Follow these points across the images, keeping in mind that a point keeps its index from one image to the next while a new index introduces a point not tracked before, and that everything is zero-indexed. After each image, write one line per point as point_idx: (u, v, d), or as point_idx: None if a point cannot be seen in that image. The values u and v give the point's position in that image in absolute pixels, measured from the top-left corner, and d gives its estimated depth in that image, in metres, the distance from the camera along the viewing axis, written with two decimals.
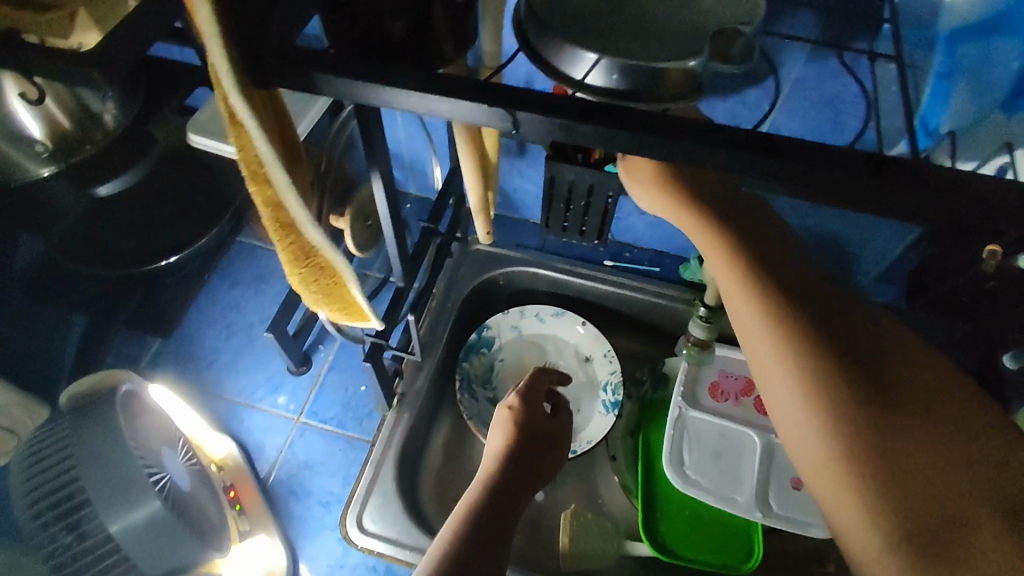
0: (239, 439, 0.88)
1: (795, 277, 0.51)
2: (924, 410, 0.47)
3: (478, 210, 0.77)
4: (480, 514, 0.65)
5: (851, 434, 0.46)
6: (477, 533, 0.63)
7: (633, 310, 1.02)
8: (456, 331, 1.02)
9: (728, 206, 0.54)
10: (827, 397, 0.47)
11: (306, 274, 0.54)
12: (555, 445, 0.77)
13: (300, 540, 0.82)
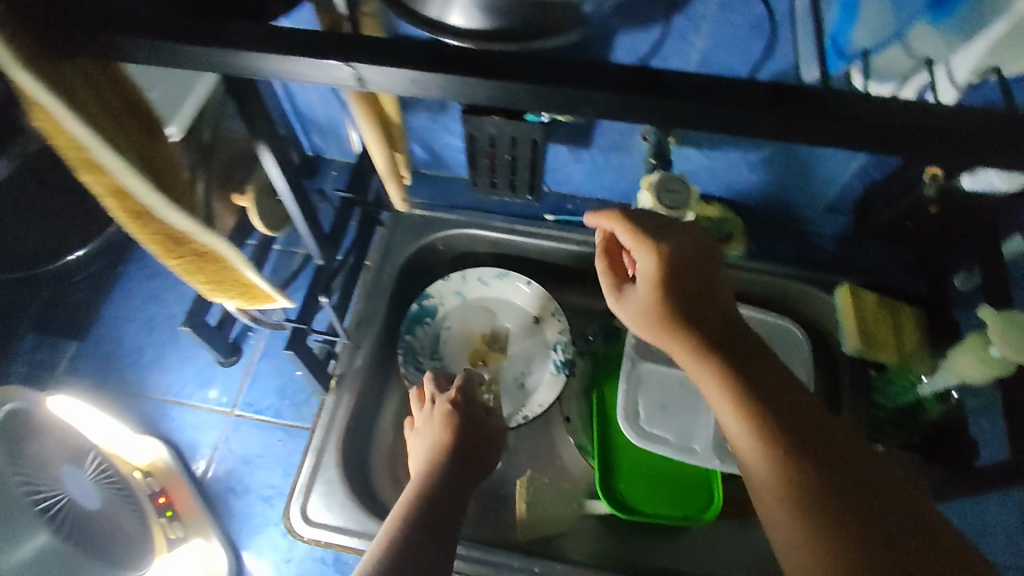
0: (169, 439, 0.84)
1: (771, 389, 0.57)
2: (869, 488, 0.52)
3: (388, 175, 0.74)
4: (423, 511, 0.66)
5: (827, 531, 0.49)
6: (420, 531, 0.64)
7: (579, 264, 0.98)
8: (396, 303, 0.96)
9: (711, 321, 0.61)
10: (803, 498, 0.51)
11: (209, 275, 0.58)
12: (491, 430, 0.77)
13: (242, 539, 0.79)
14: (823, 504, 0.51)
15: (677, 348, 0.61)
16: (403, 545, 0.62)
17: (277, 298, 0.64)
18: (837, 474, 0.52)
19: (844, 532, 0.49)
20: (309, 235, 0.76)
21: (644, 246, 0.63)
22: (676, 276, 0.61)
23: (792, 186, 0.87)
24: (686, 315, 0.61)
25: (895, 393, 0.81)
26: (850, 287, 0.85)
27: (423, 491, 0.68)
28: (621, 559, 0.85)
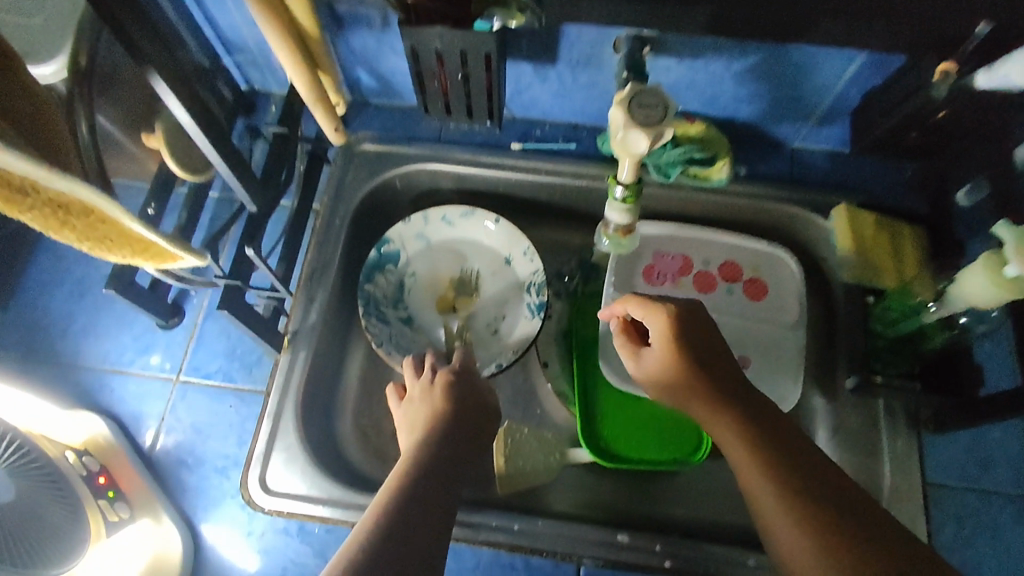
0: (112, 412, 0.77)
1: (781, 442, 0.57)
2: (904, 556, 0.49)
3: (313, 101, 0.75)
4: (415, 489, 0.57)
5: None
6: (412, 512, 0.55)
7: (552, 197, 0.89)
8: (351, 249, 0.87)
9: (720, 378, 0.61)
10: (827, 556, 0.49)
11: (82, 229, 0.48)
12: (480, 412, 0.69)
13: (197, 513, 0.74)
14: (842, 550, 0.49)
15: (691, 405, 0.62)
16: (393, 526, 0.53)
17: (177, 253, 0.56)
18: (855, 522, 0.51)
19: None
20: (236, 180, 0.66)
21: (656, 308, 0.65)
22: (687, 337, 0.62)
23: (783, 98, 0.77)
24: (701, 374, 0.61)
25: (896, 321, 0.74)
26: (847, 206, 0.79)
27: (415, 468, 0.60)
28: (608, 507, 0.81)
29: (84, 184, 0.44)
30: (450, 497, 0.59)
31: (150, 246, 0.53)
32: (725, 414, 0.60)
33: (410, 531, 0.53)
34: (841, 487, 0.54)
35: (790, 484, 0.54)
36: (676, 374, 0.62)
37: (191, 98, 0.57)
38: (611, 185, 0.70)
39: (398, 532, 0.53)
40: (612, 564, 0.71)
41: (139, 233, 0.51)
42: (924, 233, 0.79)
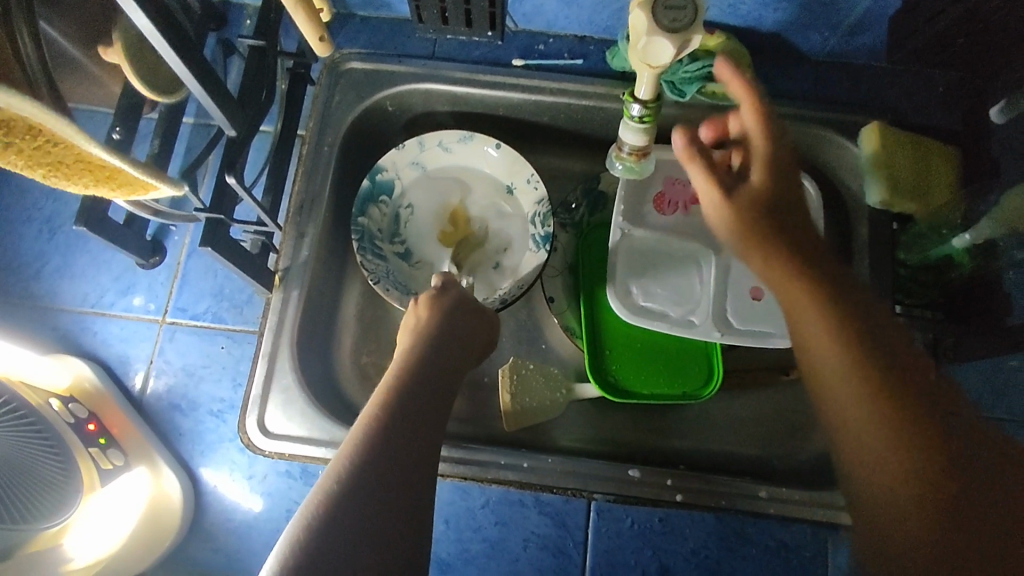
0: (97, 356, 0.73)
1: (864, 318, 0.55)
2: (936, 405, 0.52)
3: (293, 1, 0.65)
4: (390, 422, 0.55)
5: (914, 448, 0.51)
6: (387, 451, 0.53)
7: (555, 120, 0.83)
8: (342, 178, 0.81)
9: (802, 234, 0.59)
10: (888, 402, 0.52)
11: (31, 153, 0.42)
12: (470, 329, 0.65)
13: (195, 457, 0.71)
14: (896, 408, 0.52)
15: (767, 258, 0.58)
16: (365, 466, 0.52)
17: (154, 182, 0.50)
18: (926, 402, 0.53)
19: (921, 436, 0.51)
20: (212, 103, 0.58)
21: (764, 144, 0.62)
22: (781, 183, 0.60)
23: (816, 3, 0.69)
24: (776, 211, 0.60)
25: (923, 247, 0.72)
26: (880, 125, 0.72)
27: (393, 399, 0.57)
28: (615, 442, 0.79)
29: (28, 100, 0.38)
30: (431, 428, 0.57)
31: (115, 173, 0.47)
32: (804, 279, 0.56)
33: (384, 475, 0.52)
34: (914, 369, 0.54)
35: (868, 365, 0.53)
36: (761, 231, 0.59)
37: (157, 4, 0.49)
38: (626, 103, 0.63)
39: (370, 476, 0.52)
40: (623, 499, 0.69)
41: (101, 159, 0.45)
42: (955, 156, 0.73)
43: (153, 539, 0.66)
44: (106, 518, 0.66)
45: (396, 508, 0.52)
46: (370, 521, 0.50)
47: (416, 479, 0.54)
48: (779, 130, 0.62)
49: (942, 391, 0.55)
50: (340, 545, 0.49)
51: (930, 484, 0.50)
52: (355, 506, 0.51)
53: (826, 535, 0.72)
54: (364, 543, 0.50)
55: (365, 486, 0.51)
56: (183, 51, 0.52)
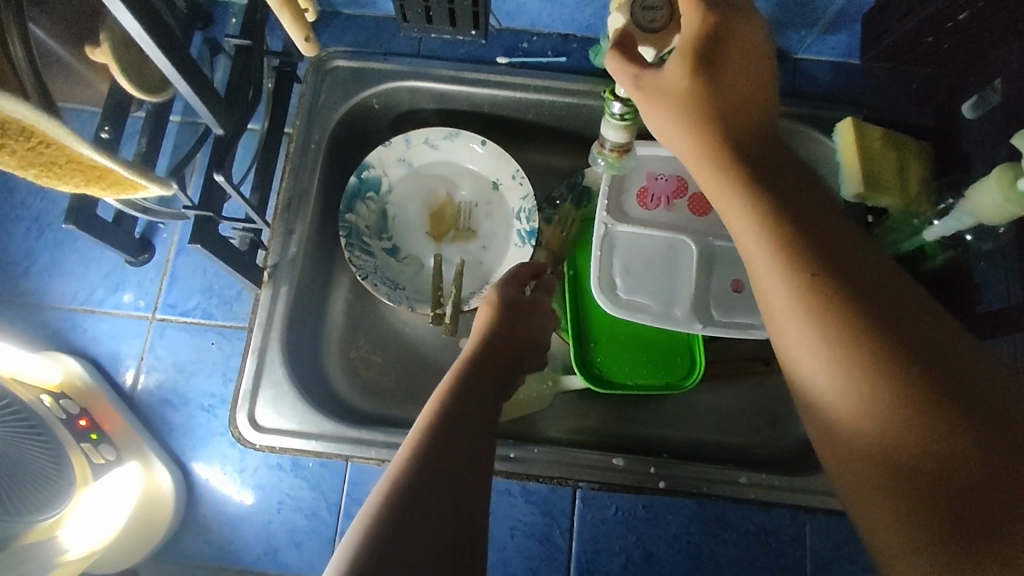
0: (88, 353, 0.74)
1: (836, 258, 0.48)
2: (903, 335, 0.44)
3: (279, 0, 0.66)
4: (448, 424, 0.54)
5: (869, 380, 0.44)
6: (446, 448, 0.53)
7: (540, 116, 0.84)
8: (329, 175, 0.82)
9: (772, 165, 0.52)
10: (832, 334, 0.45)
11: (22, 154, 0.43)
12: (525, 336, 0.67)
13: (187, 451, 0.72)
14: (842, 338, 0.45)
15: (727, 201, 0.52)
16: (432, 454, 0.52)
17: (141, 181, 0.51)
18: (909, 343, 0.44)
19: (877, 367, 0.43)
20: (199, 102, 0.59)
21: (692, 19, 0.52)
22: (706, 75, 0.52)
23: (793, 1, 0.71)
24: (722, 110, 0.52)
25: (893, 240, 0.73)
26: (854, 120, 0.73)
27: (447, 401, 0.56)
28: (600, 432, 0.81)
29: (21, 102, 0.39)
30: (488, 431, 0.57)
31: (105, 172, 0.48)
32: (763, 220, 0.50)
33: (444, 472, 0.51)
34: (902, 304, 0.46)
35: (811, 285, 0.47)
36: (720, 157, 0.52)
37: (143, 5, 0.49)
38: (607, 101, 0.65)
39: (427, 472, 0.50)
40: (608, 486, 0.71)
41: (91, 158, 0.46)
42: (928, 150, 0.75)
43: (149, 526, 0.67)
44: (101, 511, 0.65)
45: (458, 507, 0.50)
46: (429, 517, 0.48)
47: (476, 480, 0.53)
48: (723, 16, 0.52)
49: (915, 315, 0.45)
50: (401, 542, 0.46)
51: (889, 441, 0.43)
52: (413, 500, 0.49)
53: (804, 520, 0.74)
54: (425, 540, 0.47)
55: (424, 481, 0.50)
56: (171, 51, 0.53)
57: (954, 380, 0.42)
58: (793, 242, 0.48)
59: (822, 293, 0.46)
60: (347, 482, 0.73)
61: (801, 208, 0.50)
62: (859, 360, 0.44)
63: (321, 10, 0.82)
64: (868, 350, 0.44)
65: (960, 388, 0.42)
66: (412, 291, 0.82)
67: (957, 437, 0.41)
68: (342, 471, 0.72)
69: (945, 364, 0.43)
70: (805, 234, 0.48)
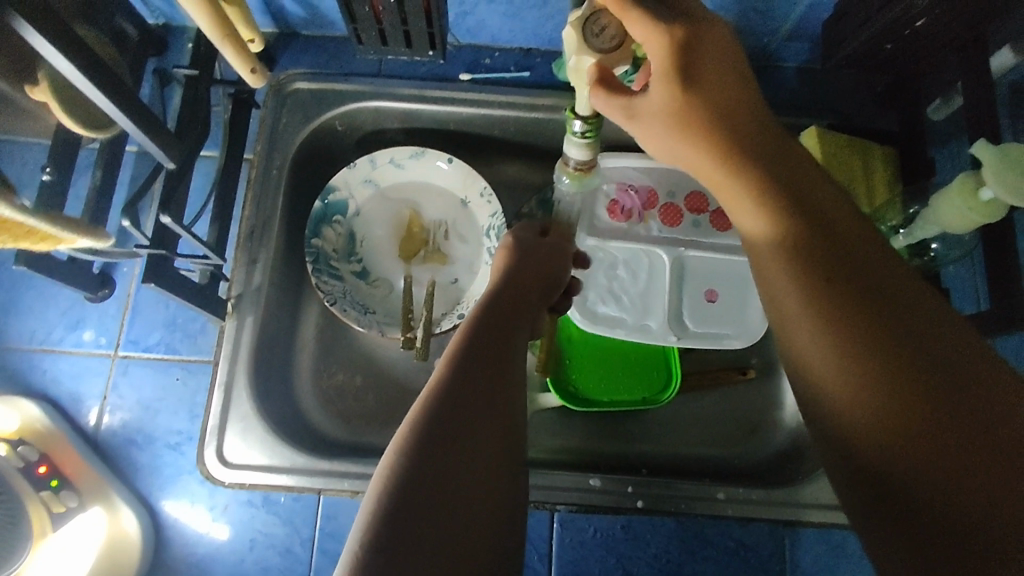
0: (49, 394, 0.72)
1: (841, 253, 0.45)
2: (907, 326, 0.42)
3: (240, 66, 0.66)
4: (470, 360, 0.51)
5: (877, 371, 0.41)
6: (469, 384, 0.49)
7: (506, 132, 0.83)
8: (293, 200, 0.80)
9: (780, 161, 0.50)
10: (836, 325, 0.43)
11: None
12: (542, 271, 0.64)
13: (154, 491, 0.70)
14: (847, 328, 0.43)
15: (736, 202, 0.50)
16: (442, 414, 0.47)
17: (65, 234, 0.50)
18: (909, 339, 0.41)
19: (885, 355, 0.41)
20: (148, 139, 0.57)
21: (658, 40, 0.49)
22: (687, 86, 0.50)
23: (753, 10, 0.71)
24: (713, 113, 0.50)
25: None
26: (818, 130, 0.73)
27: (466, 339, 0.53)
28: (579, 450, 0.80)
29: None
30: (513, 361, 0.53)
31: (31, 230, 0.47)
32: (774, 222, 0.48)
33: (467, 405, 0.48)
34: (901, 297, 0.43)
35: (815, 274, 0.45)
36: (718, 159, 0.50)
37: (81, 50, 0.48)
38: (567, 119, 0.63)
39: (451, 406, 0.47)
40: (585, 508, 0.70)
41: (15, 218, 0.45)
42: (892, 155, 0.74)
43: (115, 571, 0.66)
44: (68, 558, 0.65)
45: (488, 444, 0.47)
46: (457, 453, 0.46)
47: (505, 414, 0.49)
48: (696, 29, 0.50)
49: (916, 307, 0.43)
50: (429, 481, 0.44)
51: (902, 436, 0.39)
52: (438, 438, 0.46)
53: (783, 533, 0.73)
54: (454, 478, 0.45)
55: (449, 417, 0.47)
56: (110, 90, 0.52)
57: (959, 377, 0.39)
58: (803, 238, 0.46)
59: (830, 287, 0.44)
60: (319, 515, 0.71)
61: (807, 204, 0.48)
62: (858, 356, 0.42)
63: (280, 32, 0.81)
64: (865, 346, 0.42)
65: (969, 383, 0.39)
66: (382, 314, 0.81)
67: (961, 438, 0.38)
68: (315, 505, 0.71)
69: (955, 368, 0.40)
70: (811, 226, 0.46)
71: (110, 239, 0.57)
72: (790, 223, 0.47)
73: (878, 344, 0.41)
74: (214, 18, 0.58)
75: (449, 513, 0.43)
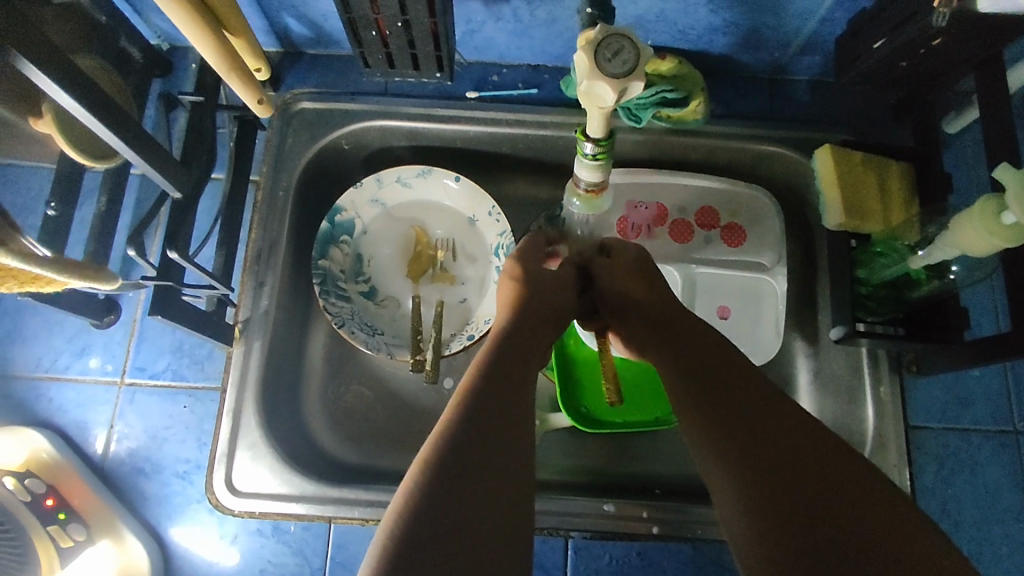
0: (54, 423, 0.71)
1: (717, 384, 0.54)
2: (769, 442, 0.50)
3: (246, 98, 0.66)
4: (479, 402, 0.49)
5: (757, 489, 0.48)
6: (475, 428, 0.48)
7: (513, 150, 0.82)
8: (300, 221, 0.79)
9: (662, 327, 0.60)
10: (722, 448, 0.51)
11: None
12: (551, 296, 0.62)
13: (163, 522, 0.70)
14: (729, 452, 0.50)
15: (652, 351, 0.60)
16: (457, 447, 0.47)
17: (69, 280, 0.49)
18: (784, 455, 0.49)
19: (760, 474, 0.48)
20: (152, 168, 0.57)
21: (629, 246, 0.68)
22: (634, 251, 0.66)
23: (762, 26, 0.70)
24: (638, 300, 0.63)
25: (880, 266, 0.69)
26: (832, 147, 0.72)
27: (472, 380, 0.51)
28: (593, 471, 0.79)
29: None
30: (522, 396, 0.52)
31: (36, 277, 0.47)
32: (675, 362, 0.57)
33: (482, 437, 0.47)
34: (767, 419, 0.51)
35: (701, 406, 0.53)
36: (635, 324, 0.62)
37: (82, 83, 0.47)
38: (578, 142, 0.62)
39: (455, 453, 0.46)
40: (600, 534, 0.70)
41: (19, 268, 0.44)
42: (909, 170, 0.73)
43: None
44: None
45: (499, 489, 0.46)
46: (464, 500, 0.45)
47: (519, 456, 0.48)
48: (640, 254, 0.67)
49: (774, 422, 0.51)
50: (447, 516, 0.44)
51: (791, 544, 0.45)
52: (445, 488, 0.45)
53: None
54: (465, 526, 0.44)
55: (455, 465, 0.46)
56: (114, 123, 0.51)
57: (814, 472, 0.48)
58: (692, 378, 0.55)
59: (712, 417, 0.52)
60: (330, 544, 0.71)
61: (697, 349, 0.57)
62: (739, 470, 0.49)
63: (285, 51, 0.80)
64: (751, 461, 0.49)
65: (819, 488, 0.47)
66: (391, 336, 0.79)
67: (835, 538, 0.45)
68: (326, 534, 0.71)
69: (812, 475, 0.48)
70: (694, 369, 0.55)
71: (117, 281, 0.56)
72: (683, 366, 0.56)
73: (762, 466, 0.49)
74: (220, 48, 0.58)
75: (460, 566, 0.42)
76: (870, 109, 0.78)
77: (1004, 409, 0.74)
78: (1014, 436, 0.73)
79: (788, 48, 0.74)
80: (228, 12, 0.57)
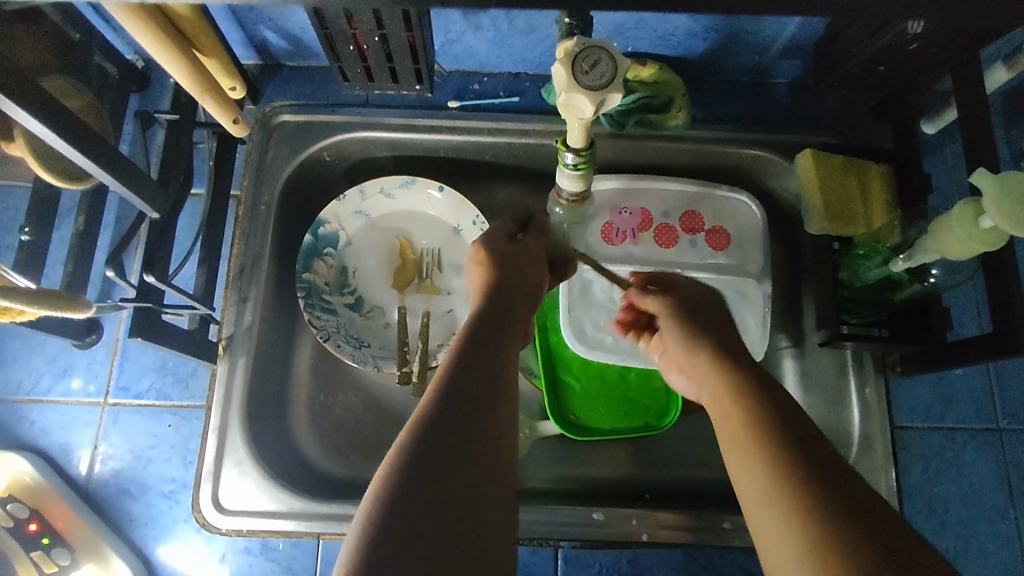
0: (38, 446, 0.70)
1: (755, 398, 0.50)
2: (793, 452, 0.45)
3: (223, 117, 0.65)
4: (449, 400, 0.46)
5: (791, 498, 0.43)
6: (449, 427, 0.45)
7: (496, 159, 0.81)
8: (283, 234, 0.79)
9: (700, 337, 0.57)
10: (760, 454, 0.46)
11: None
12: (524, 287, 0.58)
13: (150, 542, 0.70)
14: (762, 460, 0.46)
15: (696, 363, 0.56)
16: (431, 443, 0.44)
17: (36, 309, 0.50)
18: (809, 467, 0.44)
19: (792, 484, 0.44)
20: (128, 189, 0.56)
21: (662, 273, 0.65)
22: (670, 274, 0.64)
23: (741, 32, 0.70)
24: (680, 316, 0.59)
25: (863, 268, 0.69)
26: (813, 153, 0.72)
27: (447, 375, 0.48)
28: (582, 478, 0.78)
29: None
30: (499, 401, 0.48)
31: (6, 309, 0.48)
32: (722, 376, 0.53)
33: (454, 435, 0.45)
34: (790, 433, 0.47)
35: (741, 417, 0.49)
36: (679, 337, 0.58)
37: (54, 110, 0.47)
38: (559, 152, 0.62)
39: (430, 450, 0.44)
40: (589, 542, 0.70)
41: None
42: (889, 172, 0.73)
43: None
44: None
45: (471, 500, 0.43)
46: (427, 510, 0.42)
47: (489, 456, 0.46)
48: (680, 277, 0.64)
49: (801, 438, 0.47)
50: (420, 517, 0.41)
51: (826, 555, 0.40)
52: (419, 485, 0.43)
53: None
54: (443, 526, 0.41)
55: (425, 464, 0.43)
56: (90, 149, 0.51)
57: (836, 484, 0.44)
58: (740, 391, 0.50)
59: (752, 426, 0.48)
60: (320, 561, 0.71)
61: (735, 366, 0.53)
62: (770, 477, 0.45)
63: (264, 64, 0.80)
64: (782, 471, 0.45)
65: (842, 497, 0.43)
66: (378, 348, 0.79)
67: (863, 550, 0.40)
68: (315, 550, 0.71)
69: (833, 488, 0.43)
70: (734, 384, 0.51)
71: (90, 309, 0.55)
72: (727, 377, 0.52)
73: (794, 473, 0.44)
74: (191, 70, 0.57)
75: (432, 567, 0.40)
76: (850, 111, 0.79)
77: (987, 407, 0.75)
78: (998, 434, 0.74)
79: (767, 52, 0.74)
80: (199, 32, 0.57)
